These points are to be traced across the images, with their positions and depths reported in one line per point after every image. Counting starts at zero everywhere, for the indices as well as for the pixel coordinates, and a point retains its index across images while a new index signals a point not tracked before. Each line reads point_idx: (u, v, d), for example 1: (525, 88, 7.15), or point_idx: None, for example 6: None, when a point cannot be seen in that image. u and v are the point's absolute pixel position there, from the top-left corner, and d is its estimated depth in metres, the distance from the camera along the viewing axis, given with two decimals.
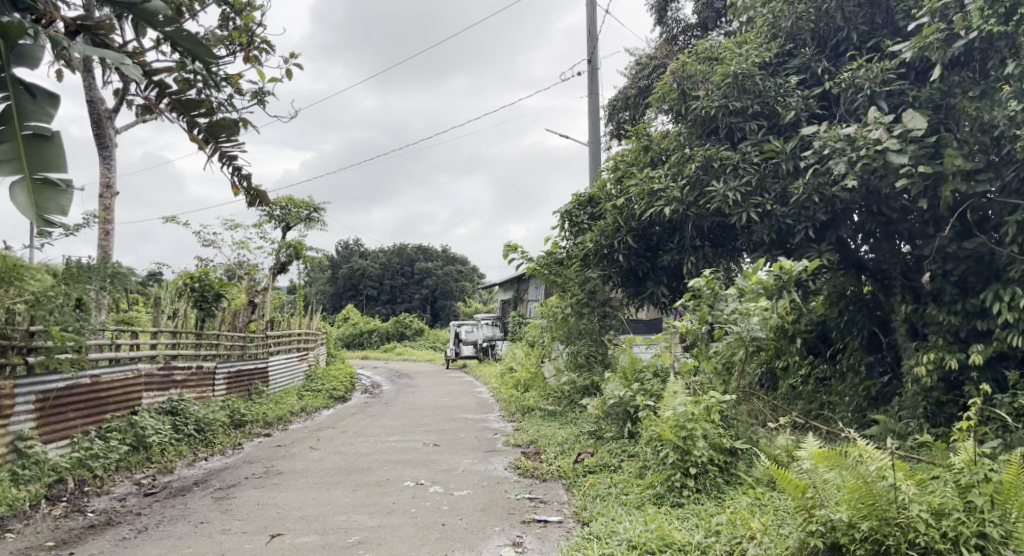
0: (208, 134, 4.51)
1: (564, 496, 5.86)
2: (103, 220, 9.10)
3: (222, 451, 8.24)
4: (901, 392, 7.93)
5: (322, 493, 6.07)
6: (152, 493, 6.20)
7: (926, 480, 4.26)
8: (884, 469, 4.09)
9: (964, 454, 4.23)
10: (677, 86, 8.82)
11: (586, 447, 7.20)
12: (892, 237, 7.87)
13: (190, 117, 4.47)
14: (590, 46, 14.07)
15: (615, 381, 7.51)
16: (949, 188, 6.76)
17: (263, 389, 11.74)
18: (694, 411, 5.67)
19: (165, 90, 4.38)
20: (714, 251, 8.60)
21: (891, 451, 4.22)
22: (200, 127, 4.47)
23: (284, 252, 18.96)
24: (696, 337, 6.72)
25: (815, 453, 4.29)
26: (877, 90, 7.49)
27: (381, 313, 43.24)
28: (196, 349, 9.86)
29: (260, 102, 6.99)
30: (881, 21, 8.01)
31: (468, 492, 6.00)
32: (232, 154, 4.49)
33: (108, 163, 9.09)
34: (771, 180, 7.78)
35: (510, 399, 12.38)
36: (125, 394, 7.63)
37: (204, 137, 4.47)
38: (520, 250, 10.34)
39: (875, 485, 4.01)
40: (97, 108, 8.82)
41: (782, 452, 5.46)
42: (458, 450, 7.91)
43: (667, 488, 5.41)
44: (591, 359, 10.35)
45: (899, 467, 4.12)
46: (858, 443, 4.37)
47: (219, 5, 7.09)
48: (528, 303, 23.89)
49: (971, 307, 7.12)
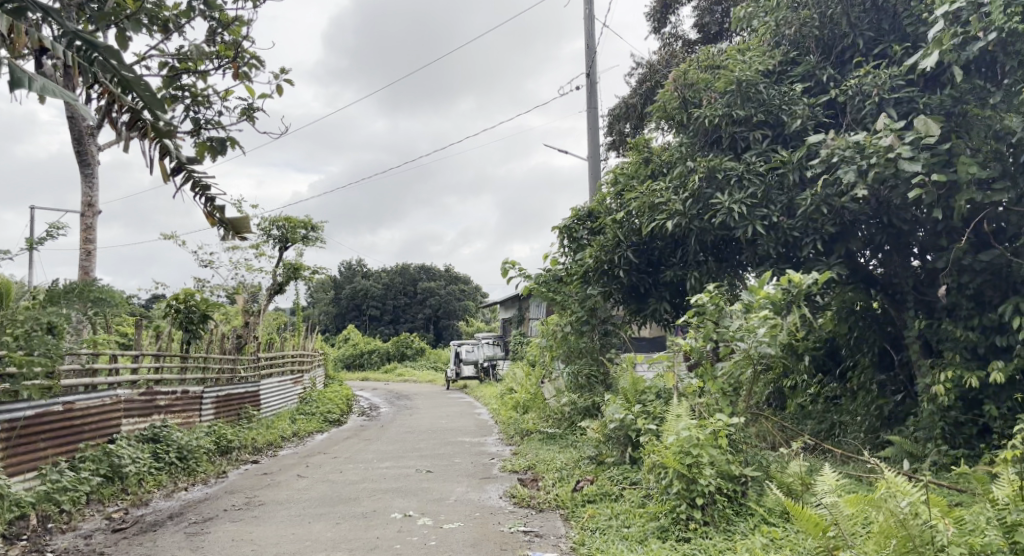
0: (180, 161, 4.01)
1: (561, 528, 5.46)
2: (83, 239, 8.78)
3: (204, 480, 7.85)
4: (915, 413, 7.54)
5: (300, 528, 5.67)
6: (120, 529, 5.82)
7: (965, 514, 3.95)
8: (918, 505, 3.69)
9: (1010, 488, 3.86)
10: (678, 95, 8.47)
11: (585, 474, 6.80)
12: (903, 249, 7.53)
13: (162, 143, 3.99)
14: (587, 60, 13.80)
15: (615, 404, 7.10)
16: (964, 197, 6.44)
17: (254, 413, 11.35)
18: (700, 436, 5.21)
19: (137, 114, 3.97)
20: (718, 266, 8.22)
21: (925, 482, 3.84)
22: (171, 154, 3.98)
23: (281, 272, 18.64)
24: (700, 355, 6.32)
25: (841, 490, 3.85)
26: (885, 97, 7.17)
27: (382, 334, 42.82)
28: (182, 374, 9.50)
29: (249, 119, 6.70)
30: (888, 27, 7.69)
31: (459, 525, 5.61)
32: (204, 184, 3.96)
33: (90, 181, 8.74)
34: (776, 192, 7.44)
35: (509, 420, 11.98)
36: (102, 422, 7.28)
37: (173, 163, 3.96)
38: (517, 268, 9.99)
39: (909, 525, 3.63)
40: (77, 125, 8.49)
41: (796, 481, 5.05)
42: (450, 477, 7.50)
43: (671, 521, 5.04)
44: (591, 380, 9.95)
45: (934, 502, 3.73)
46: (886, 475, 4.01)
47: (205, 18, 6.80)
48: (529, 323, 23.55)
49: (989, 322, 6.76)
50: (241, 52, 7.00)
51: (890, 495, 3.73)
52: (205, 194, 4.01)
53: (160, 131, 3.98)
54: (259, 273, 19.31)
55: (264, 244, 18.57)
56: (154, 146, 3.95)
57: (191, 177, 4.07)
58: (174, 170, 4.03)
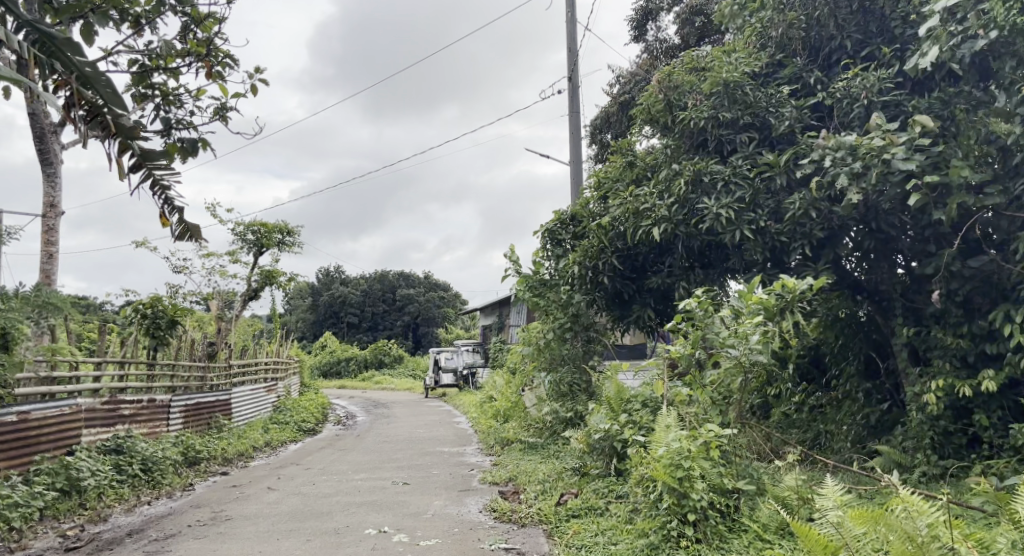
0: (139, 158, 4.07)
1: (544, 545, 5.20)
2: (45, 241, 8.39)
3: (169, 494, 7.46)
4: (903, 423, 7.35)
5: (268, 545, 5.35)
6: (74, 549, 5.47)
7: (985, 536, 3.79)
8: (937, 527, 3.53)
9: None
10: (662, 96, 8.26)
11: (568, 487, 6.53)
12: (890, 256, 7.35)
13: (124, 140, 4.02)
14: (568, 64, 13.60)
15: (600, 413, 6.86)
16: (956, 201, 6.24)
17: (226, 422, 10.96)
18: (690, 448, 4.97)
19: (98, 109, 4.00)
20: (704, 272, 8.00)
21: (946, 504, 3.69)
22: (132, 151, 4.05)
23: (256, 277, 18.24)
24: (688, 363, 6.09)
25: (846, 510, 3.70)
26: (873, 99, 6.99)
27: (360, 341, 42.34)
28: (148, 381, 9.12)
29: (224, 120, 6.40)
30: (875, 29, 7.51)
31: (436, 542, 5.32)
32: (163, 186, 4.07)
33: (52, 181, 8.37)
34: (764, 197, 7.25)
35: (489, 429, 11.71)
36: (59, 433, 6.92)
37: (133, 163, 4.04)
38: (511, 257, 9.75)
39: (926, 547, 3.48)
40: (39, 121, 8.10)
41: (791, 496, 4.91)
42: (428, 490, 7.19)
43: (662, 538, 4.79)
44: (574, 388, 9.70)
45: (954, 523, 3.56)
46: (900, 495, 3.85)
47: (177, 13, 6.42)
48: (509, 330, 23.34)
49: (979, 329, 6.57)
50: (213, 50, 6.61)
51: (906, 514, 3.59)
52: (165, 194, 4.12)
53: (123, 127, 3.99)
54: (234, 278, 18.89)
55: (238, 249, 18.18)
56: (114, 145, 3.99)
57: (151, 174, 4.16)
58: (132, 166, 4.10)
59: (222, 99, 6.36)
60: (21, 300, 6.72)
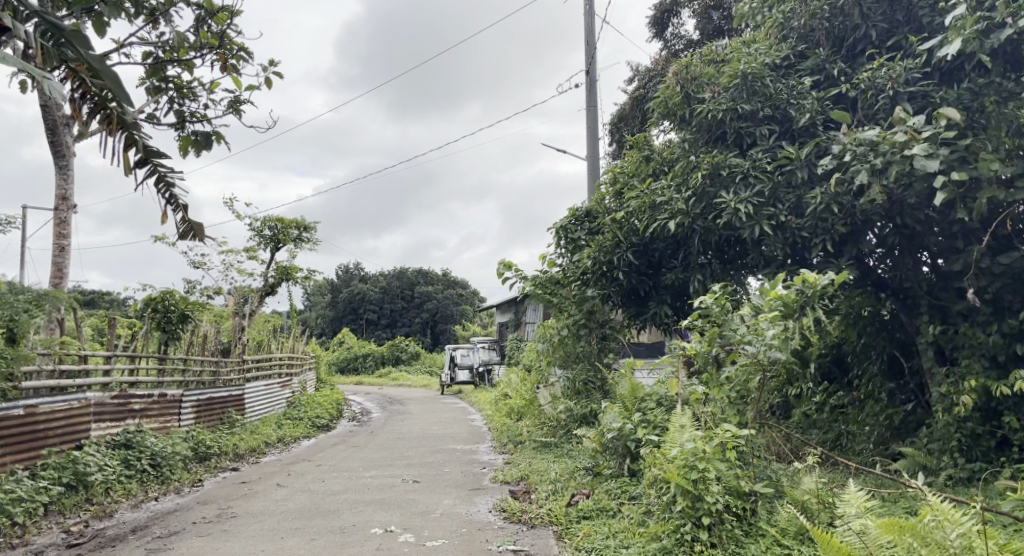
0: (144, 154, 4.46)
1: (553, 547, 5.06)
2: (58, 235, 8.33)
3: (178, 489, 7.39)
4: (928, 424, 7.10)
5: (272, 544, 5.23)
6: (76, 545, 5.40)
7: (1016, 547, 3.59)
8: (970, 537, 3.35)
9: None
10: (680, 88, 8.05)
11: (581, 487, 6.37)
12: (915, 253, 7.09)
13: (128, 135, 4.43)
14: (587, 59, 13.40)
15: (614, 411, 6.69)
16: (986, 195, 5.98)
17: (238, 418, 10.89)
18: (705, 448, 4.80)
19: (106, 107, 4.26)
20: (722, 267, 7.78)
21: (981, 513, 3.49)
22: (138, 148, 4.40)
23: (273, 273, 18.20)
24: (705, 360, 5.90)
25: (876, 525, 3.51)
26: (899, 90, 6.74)
27: (378, 337, 42.37)
28: (159, 376, 9.08)
29: (239, 113, 6.29)
30: (902, 18, 7.23)
31: (442, 542, 5.18)
32: (167, 182, 4.46)
33: (64, 174, 8.32)
34: (784, 190, 7.06)
35: (504, 427, 11.56)
36: (67, 427, 6.87)
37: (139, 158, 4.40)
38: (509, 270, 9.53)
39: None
40: (51, 114, 8.05)
41: (811, 499, 4.70)
42: (439, 488, 7.08)
43: (675, 542, 4.63)
44: (589, 386, 9.50)
45: (989, 534, 3.38)
46: (929, 504, 3.68)
47: (190, 4, 6.31)
48: (526, 327, 23.17)
49: (1010, 328, 6.30)
50: (227, 43, 6.50)
51: (936, 525, 3.42)
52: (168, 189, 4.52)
53: (125, 122, 4.39)
54: (250, 274, 18.88)
55: (256, 245, 18.17)
56: (120, 138, 4.38)
57: (154, 169, 4.52)
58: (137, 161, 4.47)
59: (237, 92, 6.26)
60: (25, 294, 6.64)
